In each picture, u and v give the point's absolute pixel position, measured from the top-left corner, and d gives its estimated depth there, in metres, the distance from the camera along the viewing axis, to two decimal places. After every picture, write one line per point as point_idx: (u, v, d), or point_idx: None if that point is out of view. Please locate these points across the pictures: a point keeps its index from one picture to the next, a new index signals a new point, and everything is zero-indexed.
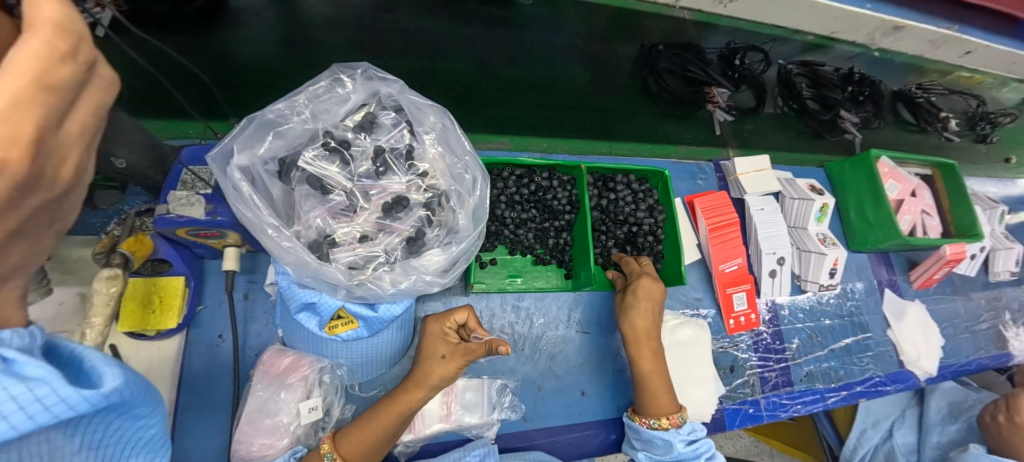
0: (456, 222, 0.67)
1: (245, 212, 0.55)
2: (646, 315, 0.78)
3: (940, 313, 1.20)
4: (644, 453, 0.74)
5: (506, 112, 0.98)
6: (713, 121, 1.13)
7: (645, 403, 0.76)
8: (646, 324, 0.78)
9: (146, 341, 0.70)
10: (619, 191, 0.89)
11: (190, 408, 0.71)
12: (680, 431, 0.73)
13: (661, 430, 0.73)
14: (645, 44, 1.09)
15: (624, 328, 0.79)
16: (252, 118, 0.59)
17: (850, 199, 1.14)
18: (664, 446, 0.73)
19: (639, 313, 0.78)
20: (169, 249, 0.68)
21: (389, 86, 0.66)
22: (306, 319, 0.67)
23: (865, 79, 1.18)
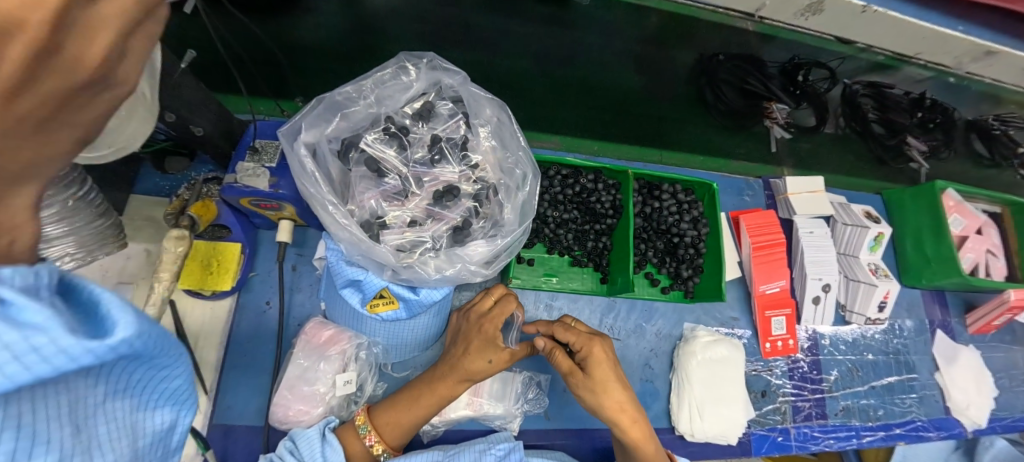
0: (503, 216, 0.67)
1: (308, 188, 0.58)
2: (620, 381, 0.66)
3: (996, 362, 1.12)
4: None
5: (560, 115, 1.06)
6: (769, 137, 1.14)
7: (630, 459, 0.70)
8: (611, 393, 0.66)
9: (201, 300, 0.75)
10: (665, 200, 0.89)
11: (234, 368, 0.75)
12: None
13: None
14: (705, 53, 1.02)
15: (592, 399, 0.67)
16: (321, 98, 0.62)
17: (907, 232, 1.09)
18: None
19: (613, 387, 0.65)
20: (230, 216, 0.71)
21: (452, 77, 0.67)
22: (349, 295, 0.69)
23: (937, 105, 1.11)
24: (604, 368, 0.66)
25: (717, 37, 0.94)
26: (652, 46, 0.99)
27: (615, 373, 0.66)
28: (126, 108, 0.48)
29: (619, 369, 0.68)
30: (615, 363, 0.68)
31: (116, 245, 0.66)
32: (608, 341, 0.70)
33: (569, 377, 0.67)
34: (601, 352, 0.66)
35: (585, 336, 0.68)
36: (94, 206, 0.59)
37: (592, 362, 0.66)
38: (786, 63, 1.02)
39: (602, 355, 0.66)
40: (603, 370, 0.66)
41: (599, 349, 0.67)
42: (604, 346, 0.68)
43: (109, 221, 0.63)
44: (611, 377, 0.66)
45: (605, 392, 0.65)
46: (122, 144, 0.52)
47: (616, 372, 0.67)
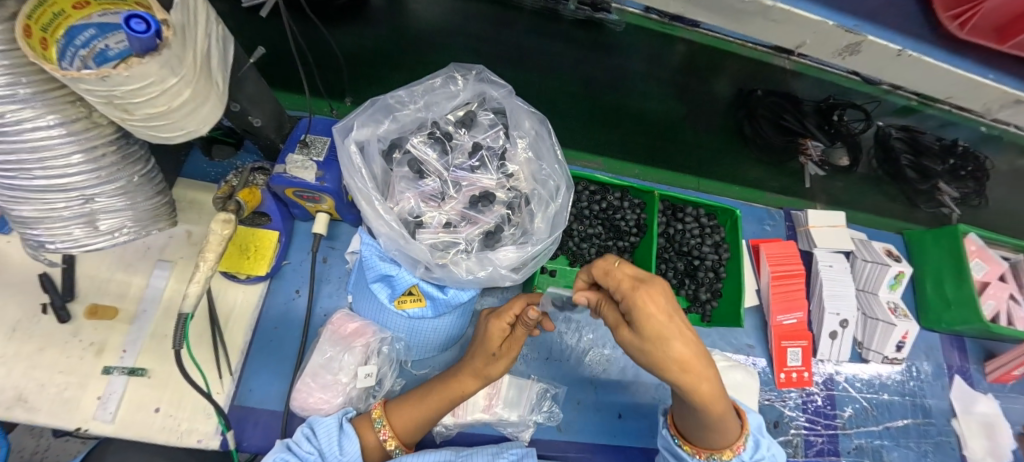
0: (534, 225, 0.70)
1: (355, 182, 0.61)
2: (683, 338, 0.47)
3: (1015, 414, 1.09)
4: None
5: (606, 139, 1.10)
6: (803, 173, 1.19)
7: (699, 431, 0.59)
8: (687, 351, 0.47)
9: (235, 283, 0.78)
10: (688, 223, 0.91)
11: (259, 352, 0.77)
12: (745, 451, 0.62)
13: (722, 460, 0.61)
14: (744, 89, 1.10)
15: (651, 359, 0.48)
16: (374, 100, 0.66)
17: (929, 274, 1.09)
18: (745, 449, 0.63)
19: (673, 345, 0.46)
20: (272, 204, 0.75)
21: (497, 90, 0.71)
22: (379, 289, 0.71)
23: (969, 153, 1.13)
24: (657, 323, 0.46)
25: (750, 72, 1.06)
26: (693, 80, 1.07)
27: (674, 327, 0.46)
28: (201, 95, 0.52)
29: (680, 319, 0.47)
30: (675, 312, 0.47)
31: (168, 223, 0.69)
32: (664, 282, 0.48)
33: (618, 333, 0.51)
34: (651, 300, 0.46)
35: (631, 285, 0.48)
36: (155, 183, 0.63)
37: (637, 313, 0.46)
38: (820, 103, 1.06)
39: (650, 308, 0.46)
40: (659, 326, 0.46)
41: (646, 298, 0.46)
42: (655, 291, 0.47)
43: (164, 199, 0.66)
44: (667, 334, 0.46)
45: (660, 357, 0.47)
46: (193, 128, 0.56)
47: (675, 325, 0.46)
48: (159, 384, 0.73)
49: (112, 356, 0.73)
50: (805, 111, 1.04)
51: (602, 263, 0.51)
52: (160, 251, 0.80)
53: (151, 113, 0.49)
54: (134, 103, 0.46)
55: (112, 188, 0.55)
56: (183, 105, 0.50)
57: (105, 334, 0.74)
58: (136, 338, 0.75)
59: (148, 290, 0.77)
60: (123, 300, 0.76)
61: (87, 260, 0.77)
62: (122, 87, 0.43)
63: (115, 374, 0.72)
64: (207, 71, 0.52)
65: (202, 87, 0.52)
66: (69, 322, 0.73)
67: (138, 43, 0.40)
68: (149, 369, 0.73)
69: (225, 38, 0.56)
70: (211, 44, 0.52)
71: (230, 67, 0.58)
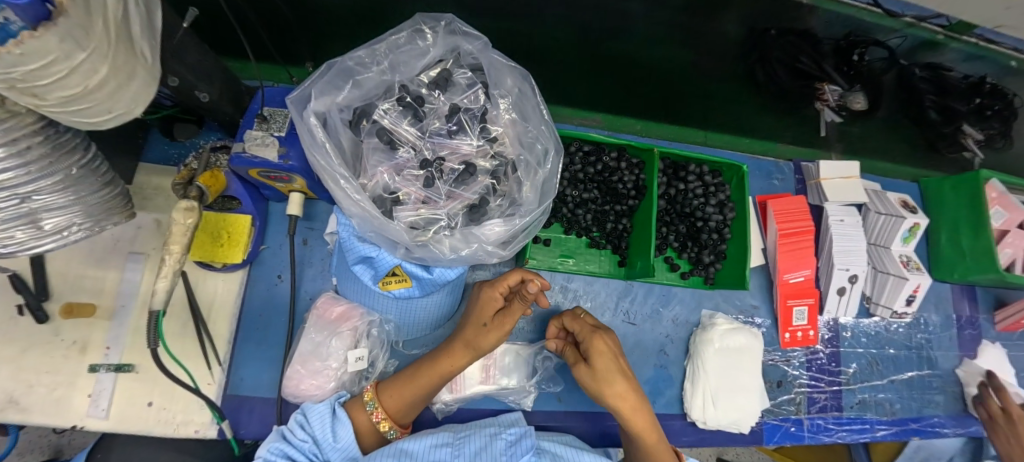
0: (521, 195, 0.64)
1: (318, 159, 0.54)
2: (621, 377, 0.65)
3: (1022, 360, 1.08)
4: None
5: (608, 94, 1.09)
6: (818, 121, 1.12)
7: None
8: (626, 390, 0.65)
9: (212, 271, 0.74)
10: (690, 182, 0.85)
11: (246, 341, 0.74)
12: None
13: None
14: (758, 28, 0.92)
15: (608, 394, 0.65)
16: (332, 63, 0.58)
17: (945, 223, 1.04)
18: None
19: (614, 382, 0.65)
20: (239, 186, 0.69)
21: (472, 43, 0.63)
22: (361, 271, 0.67)
23: (999, 91, 1.03)
24: (606, 359, 0.66)
25: (766, 10, 0.86)
26: (698, 22, 0.89)
27: (615, 366, 0.66)
28: (125, 71, 0.45)
29: (621, 362, 0.67)
30: (619, 353, 0.69)
31: (124, 214, 0.65)
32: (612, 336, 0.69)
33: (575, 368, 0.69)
34: (605, 345, 0.67)
35: (587, 328, 0.70)
36: (99, 174, 0.57)
37: (594, 354, 0.66)
38: (840, 40, 0.95)
39: (602, 350, 0.66)
40: (607, 363, 0.66)
41: (602, 340, 0.67)
42: (603, 341, 0.67)
43: (115, 189, 0.61)
44: (612, 372, 0.65)
45: (608, 385, 0.65)
46: (123, 110, 0.49)
47: (617, 365, 0.66)
48: (149, 378, 0.71)
49: (96, 354, 0.71)
50: (823, 51, 0.96)
51: (568, 316, 0.74)
52: (131, 242, 0.76)
53: (66, 96, 0.42)
54: (41, 86, 0.39)
55: (50, 183, 0.50)
56: (104, 84, 0.44)
57: (86, 332, 0.71)
58: (119, 334, 0.72)
59: (124, 284, 0.74)
60: (99, 296, 0.73)
61: (56, 257, 0.73)
62: (20, 67, 0.36)
63: (101, 371, 0.70)
64: (128, 41, 0.45)
65: (125, 61, 0.45)
66: (47, 322, 0.71)
67: (24, 13, 0.33)
68: (136, 365, 0.71)
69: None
70: (130, 7, 0.44)
71: (160, 35, 0.51)
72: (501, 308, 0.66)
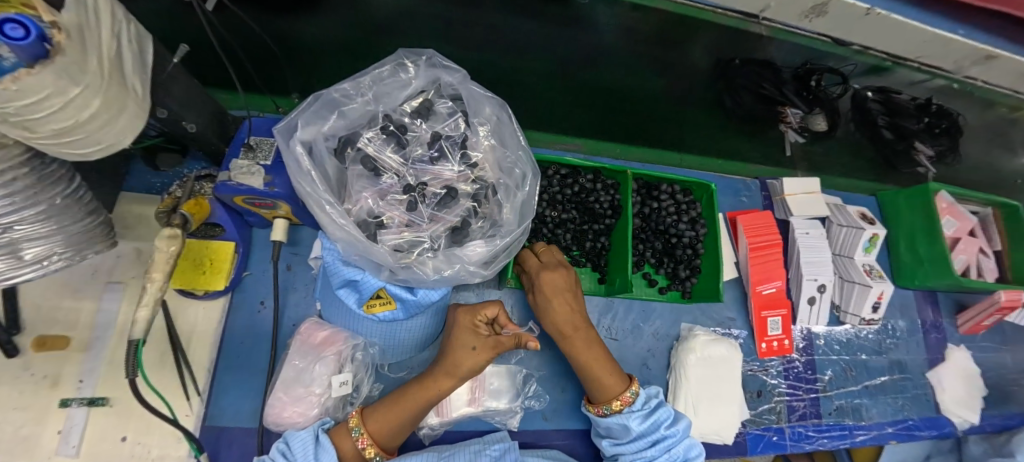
0: (502, 216, 0.67)
1: (304, 186, 0.56)
2: (564, 303, 0.73)
3: (986, 362, 1.13)
4: (607, 441, 0.71)
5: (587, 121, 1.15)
6: (784, 141, 1.20)
7: (592, 391, 0.72)
8: (566, 313, 0.72)
9: (193, 299, 0.74)
10: (663, 200, 0.89)
11: (227, 370, 0.73)
12: (633, 409, 0.69)
13: (614, 415, 0.69)
14: (722, 57, 0.99)
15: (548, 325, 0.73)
16: (318, 95, 0.61)
17: (902, 233, 1.10)
18: (624, 431, 0.69)
19: (555, 307, 0.72)
20: (223, 214, 0.70)
21: (451, 75, 0.66)
22: (346, 295, 0.68)
23: (944, 111, 1.15)
24: (551, 289, 0.73)
25: (728, 41, 0.93)
26: (664, 52, 0.96)
27: (557, 298, 0.73)
28: (115, 104, 0.47)
29: (566, 295, 0.73)
30: (568, 285, 0.74)
31: (106, 243, 0.65)
32: (565, 270, 0.75)
33: (527, 293, 0.77)
34: (550, 272, 0.74)
35: (540, 260, 0.77)
36: (84, 203, 0.58)
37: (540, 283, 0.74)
38: (798, 68, 1.03)
39: (547, 284, 0.73)
40: (552, 289, 0.73)
41: (550, 272, 0.74)
42: (552, 274, 0.74)
43: (98, 218, 0.61)
44: (555, 295, 0.73)
45: (548, 305, 0.72)
46: (111, 141, 0.51)
47: (560, 296, 0.73)
48: (125, 411, 0.69)
49: (68, 388, 0.68)
50: (784, 77, 1.03)
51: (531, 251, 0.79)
52: (110, 272, 0.75)
53: (58, 129, 0.43)
54: (34, 120, 0.40)
55: (33, 213, 0.50)
56: (95, 117, 0.45)
57: (58, 365, 0.69)
58: (94, 367, 0.70)
59: (100, 315, 0.73)
60: (73, 328, 0.71)
61: (30, 289, 0.72)
62: (15, 103, 0.37)
63: (74, 406, 0.68)
64: (119, 77, 0.47)
65: (116, 95, 0.46)
66: (17, 356, 0.69)
67: (24, 52, 0.35)
68: (111, 398, 0.69)
69: (139, 37, 0.50)
70: (122, 44, 0.47)
71: (150, 70, 0.53)
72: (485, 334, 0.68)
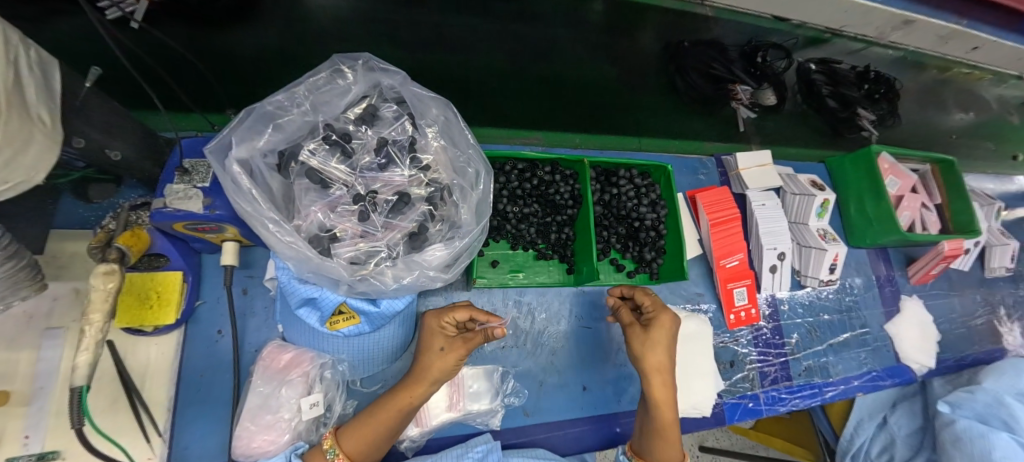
0: (459, 217, 0.66)
1: (244, 206, 0.54)
2: (665, 353, 0.70)
3: (936, 308, 1.21)
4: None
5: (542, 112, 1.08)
6: (736, 118, 1.20)
7: (651, 445, 0.70)
8: (662, 360, 0.69)
9: (145, 337, 0.70)
10: (622, 186, 0.90)
11: (188, 405, 0.70)
12: None
13: None
14: (671, 41, 1.06)
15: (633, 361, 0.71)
16: (251, 109, 0.58)
17: (851, 195, 1.15)
18: None
19: (654, 351, 0.69)
20: (165, 243, 0.67)
21: (392, 77, 0.65)
22: (306, 314, 0.65)
23: (882, 77, 1.20)
24: (663, 333, 0.70)
25: (675, 21, 0.98)
26: (615, 40, 1.01)
27: (659, 342, 0.70)
28: (21, 137, 0.43)
29: (669, 342, 0.70)
30: (674, 336, 0.71)
31: (34, 287, 0.60)
32: (673, 319, 0.72)
33: (627, 329, 0.74)
34: (668, 320, 0.71)
35: (658, 303, 0.74)
36: (0, 249, 0.51)
37: (655, 323, 0.71)
38: (745, 46, 1.10)
39: (660, 329, 0.70)
40: (664, 334, 0.70)
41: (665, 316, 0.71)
42: (665, 319, 0.71)
43: (22, 261, 0.57)
44: (660, 346, 0.70)
45: (650, 355, 0.69)
46: (23, 178, 0.47)
47: (664, 344, 0.70)
48: None
49: (11, 446, 0.64)
50: (732, 56, 1.08)
51: (641, 288, 0.77)
52: (48, 316, 0.70)
53: None
54: None
55: None
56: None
57: None
58: (39, 420, 0.66)
59: (41, 364, 0.68)
60: (9, 382, 0.66)
61: None
62: None
63: None
64: (22, 108, 0.43)
65: (21, 127, 0.43)
66: None
67: None
68: (63, 450, 0.65)
69: (41, 62, 0.47)
70: (20, 72, 0.43)
71: (59, 97, 0.49)
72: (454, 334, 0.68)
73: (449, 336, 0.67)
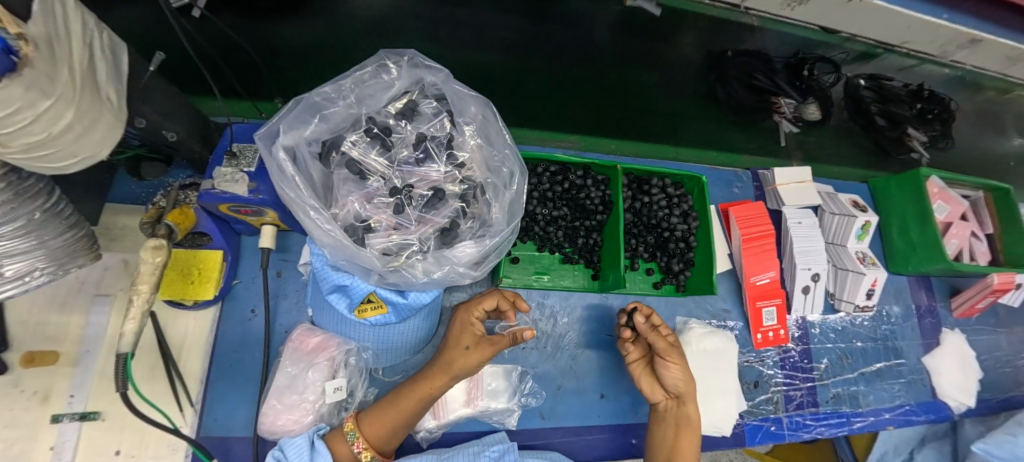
0: (491, 215, 0.66)
1: (287, 191, 0.56)
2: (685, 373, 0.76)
3: (980, 344, 1.14)
4: None
5: (576, 117, 1.11)
6: (778, 132, 1.17)
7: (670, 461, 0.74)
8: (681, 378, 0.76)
9: (185, 310, 0.73)
10: (654, 195, 0.89)
11: (219, 379, 0.73)
12: None
13: None
14: (714, 50, 1.03)
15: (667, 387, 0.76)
16: (300, 99, 0.60)
17: (894, 219, 1.11)
18: None
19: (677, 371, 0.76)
20: (210, 222, 0.69)
21: (434, 74, 0.66)
22: (336, 300, 0.67)
23: (936, 97, 1.13)
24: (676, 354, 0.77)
25: (714, 31, 0.96)
26: (657, 51, 1.00)
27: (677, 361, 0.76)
28: (90, 115, 0.46)
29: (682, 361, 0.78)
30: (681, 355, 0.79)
31: (90, 256, 0.64)
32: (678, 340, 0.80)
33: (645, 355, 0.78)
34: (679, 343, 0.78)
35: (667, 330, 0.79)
36: (64, 217, 0.57)
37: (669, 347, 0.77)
38: (790, 58, 1.06)
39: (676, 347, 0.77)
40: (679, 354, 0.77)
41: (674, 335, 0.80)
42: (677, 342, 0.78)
43: (80, 231, 0.61)
44: (680, 355, 0.78)
45: (677, 361, 0.76)
46: (89, 153, 0.50)
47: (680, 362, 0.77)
48: (118, 425, 0.68)
49: (59, 403, 0.68)
50: (776, 68, 1.05)
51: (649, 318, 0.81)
52: (97, 284, 0.74)
53: (31, 143, 0.42)
54: (5, 134, 0.40)
55: (12, 229, 0.50)
56: (71, 129, 0.45)
57: (48, 381, 0.69)
58: (84, 380, 0.70)
59: (88, 328, 0.72)
60: (61, 343, 0.71)
61: (16, 305, 0.71)
62: None
63: (65, 421, 0.67)
64: (93, 88, 0.46)
65: (91, 107, 0.46)
66: (6, 373, 0.68)
67: None
68: (103, 411, 0.69)
69: (112, 46, 0.49)
70: (94, 55, 0.46)
71: (125, 79, 0.52)
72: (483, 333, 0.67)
73: (478, 335, 0.67)
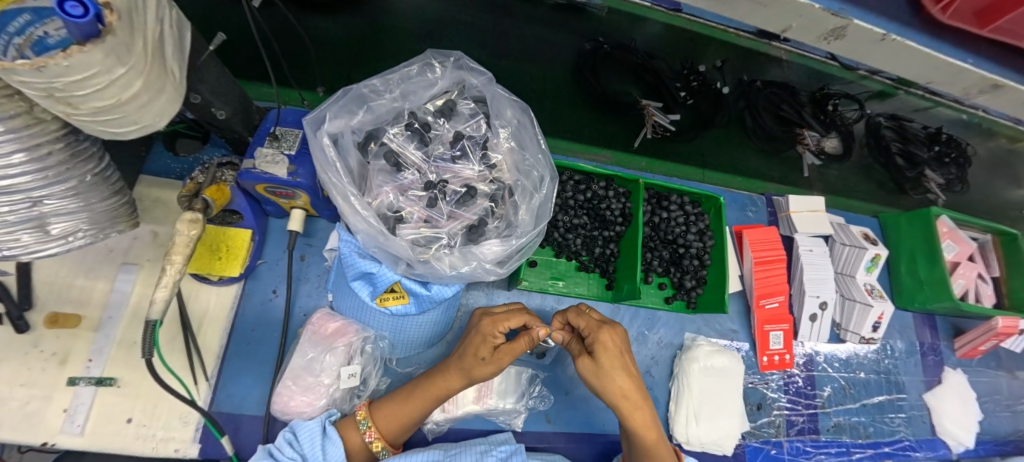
0: (518, 217, 0.68)
1: (330, 176, 0.57)
2: (625, 373, 0.66)
3: (981, 386, 1.15)
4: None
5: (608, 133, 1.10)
6: (801, 163, 1.20)
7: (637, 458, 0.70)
8: (629, 382, 0.66)
9: (208, 285, 0.75)
10: (672, 211, 0.91)
11: (236, 357, 0.74)
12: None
13: None
14: (744, 79, 1.11)
15: (607, 395, 0.66)
16: (348, 89, 0.63)
17: (903, 256, 1.12)
18: None
19: (617, 375, 0.65)
20: (243, 201, 0.71)
21: (477, 77, 0.69)
22: (359, 287, 0.69)
23: (953, 141, 1.18)
24: (612, 356, 0.65)
25: (742, 60, 1.08)
26: (691, 79, 1.07)
27: (621, 364, 0.66)
28: (155, 86, 0.48)
29: (626, 357, 0.67)
30: (625, 351, 0.68)
31: (127, 224, 0.65)
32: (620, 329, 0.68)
33: (578, 358, 0.68)
34: (609, 339, 0.65)
35: (595, 324, 0.67)
36: (109, 183, 0.58)
37: (599, 348, 0.65)
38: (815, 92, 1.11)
39: (609, 343, 0.65)
40: (611, 356, 0.65)
41: (608, 337, 0.66)
42: (612, 333, 0.67)
43: (122, 198, 0.62)
44: (617, 365, 0.65)
45: (612, 377, 0.65)
46: (149, 122, 0.52)
47: (623, 362, 0.66)
48: (131, 393, 0.69)
49: (77, 366, 0.69)
50: (803, 100, 1.09)
51: (573, 310, 0.70)
52: (125, 253, 0.76)
53: (99, 107, 0.44)
54: (78, 96, 0.41)
55: (62, 189, 0.51)
56: (136, 98, 0.46)
57: (68, 343, 0.70)
58: (103, 346, 0.70)
59: (113, 295, 0.73)
60: (85, 307, 0.72)
61: (44, 266, 0.72)
62: (62, 79, 0.38)
63: (81, 385, 0.68)
64: (161, 60, 0.47)
65: (157, 78, 0.47)
66: (28, 332, 0.69)
67: (76, 29, 0.35)
68: (118, 378, 0.69)
69: (180, 23, 0.51)
70: (165, 29, 0.47)
71: (188, 55, 0.54)
72: (501, 344, 0.67)
73: (495, 346, 0.66)
